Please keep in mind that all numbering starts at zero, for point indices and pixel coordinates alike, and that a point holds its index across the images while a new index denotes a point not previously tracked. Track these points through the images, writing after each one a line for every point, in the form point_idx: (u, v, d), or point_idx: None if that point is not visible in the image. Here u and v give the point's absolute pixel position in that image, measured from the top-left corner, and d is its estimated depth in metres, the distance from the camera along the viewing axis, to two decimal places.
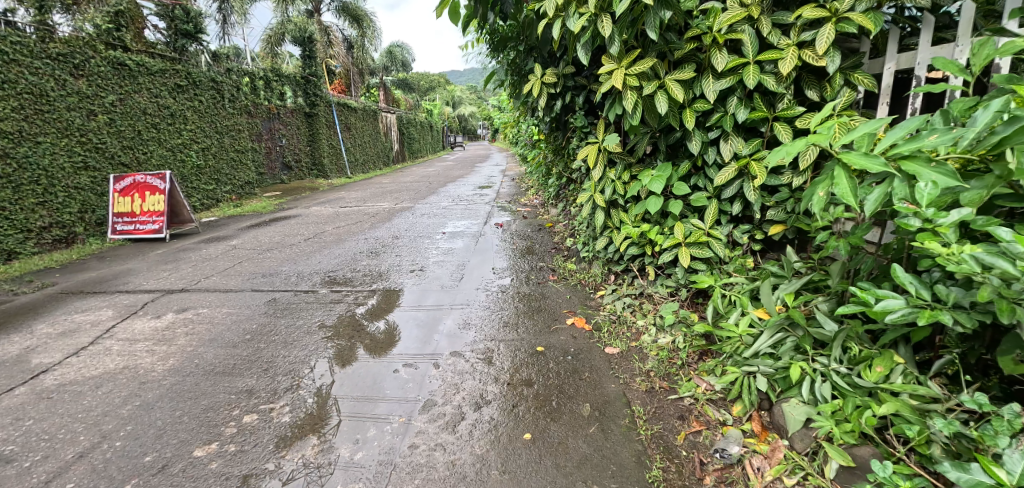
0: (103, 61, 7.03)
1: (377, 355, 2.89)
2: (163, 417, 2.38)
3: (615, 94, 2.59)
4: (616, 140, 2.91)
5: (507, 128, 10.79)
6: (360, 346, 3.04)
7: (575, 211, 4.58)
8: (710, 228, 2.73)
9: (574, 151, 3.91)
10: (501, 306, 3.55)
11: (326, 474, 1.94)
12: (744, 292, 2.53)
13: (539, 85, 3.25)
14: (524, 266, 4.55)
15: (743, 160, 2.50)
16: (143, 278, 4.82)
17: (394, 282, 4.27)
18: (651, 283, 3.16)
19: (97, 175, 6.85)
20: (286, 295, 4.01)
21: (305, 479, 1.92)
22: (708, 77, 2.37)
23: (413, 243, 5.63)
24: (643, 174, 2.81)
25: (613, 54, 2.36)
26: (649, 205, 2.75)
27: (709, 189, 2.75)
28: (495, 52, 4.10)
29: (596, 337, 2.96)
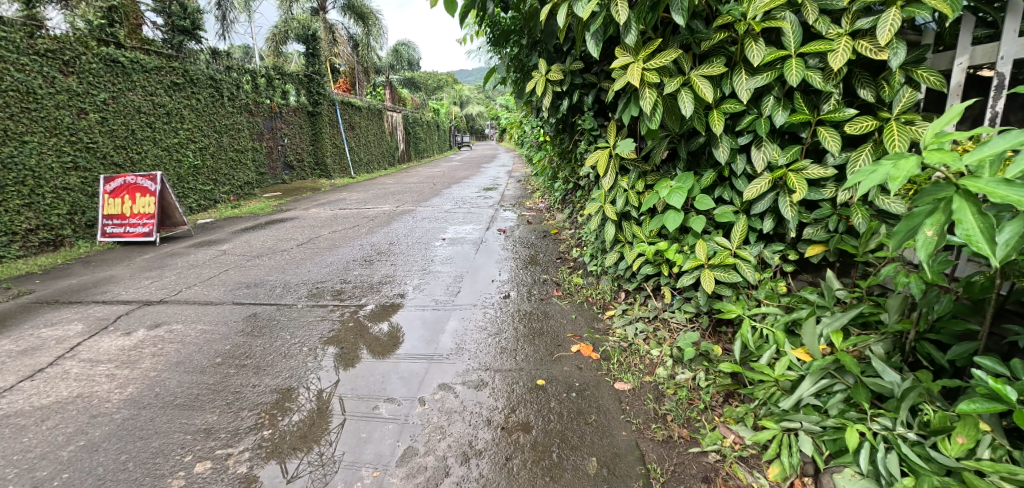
0: (95, 58, 6.77)
1: (382, 355, 2.87)
2: (106, 463, 2.06)
3: (629, 93, 2.23)
4: (631, 147, 2.55)
5: (513, 127, 10.44)
6: (364, 349, 3.01)
7: (582, 220, 4.24)
8: (737, 248, 2.38)
9: (583, 155, 3.57)
10: (499, 326, 3.21)
11: (331, 472, 1.95)
12: (778, 325, 2.20)
13: (544, 83, 2.92)
14: (526, 279, 4.20)
15: (779, 172, 2.17)
16: (121, 288, 4.51)
17: (385, 295, 3.93)
18: (667, 307, 2.81)
19: (88, 176, 6.61)
20: (269, 310, 3.69)
21: (309, 478, 1.91)
22: (741, 73, 2.04)
23: (411, 251, 5.31)
24: (660, 185, 2.47)
25: (628, 45, 2.01)
26: (667, 221, 2.40)
27: (736, 202, 2.40)
28: (496, 47, 3.75)
29: (604, 368, 2.62)
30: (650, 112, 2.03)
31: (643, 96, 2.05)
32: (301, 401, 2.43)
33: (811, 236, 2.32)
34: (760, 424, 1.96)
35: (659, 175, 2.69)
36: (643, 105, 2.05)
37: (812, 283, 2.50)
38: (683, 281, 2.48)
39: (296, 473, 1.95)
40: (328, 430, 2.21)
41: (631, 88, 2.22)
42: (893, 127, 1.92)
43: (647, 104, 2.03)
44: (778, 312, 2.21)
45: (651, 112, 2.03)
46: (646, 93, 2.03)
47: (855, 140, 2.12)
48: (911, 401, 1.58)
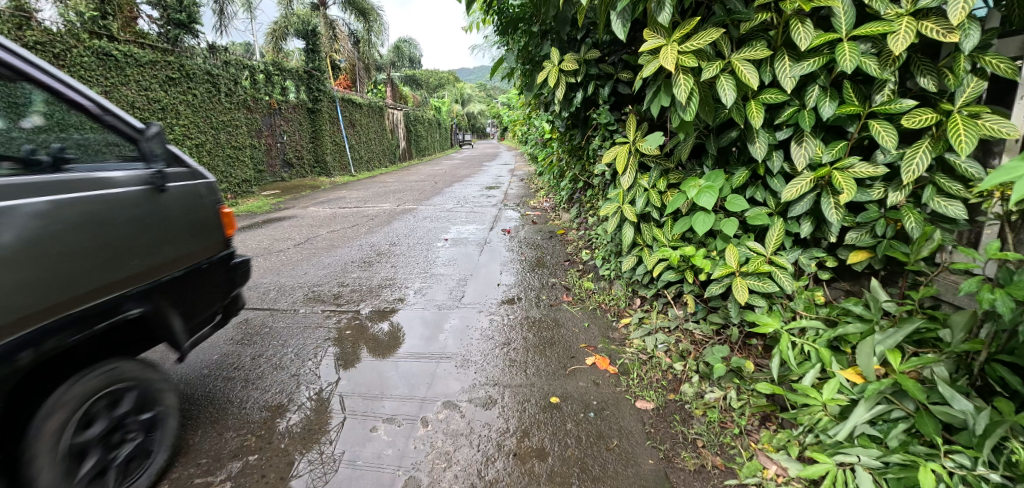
0: (87, 51, 6.53)
1: (382, 355, 2.79)
2: None
3: (657, 81, 2.01)
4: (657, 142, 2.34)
5: (517, 124, 10.21)
6: (363, 349, 2.89)
7: (593, 221, 4.02)
8: (772, 255, 2.17)
9: (596, 152, 3.35)
10: (507, 335, 2.99)
11: (331, 471, 1.90)
12: (821, 341, 1.98)
13: (557, 73, 2.71)
14: (534, 283, 3.99)
15: (823, 171, 1.96)
16: None
17: (385, 299, 3.71)
18: (691, 317, 2.60)
19: None
20: (261, 315, 3.46)
21: (310, 477, 1.87)
22: (784, 59, 1.82)
23: (412, 252, 5.09)
24: (687, 184, 2.25)
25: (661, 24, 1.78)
26: (695, 223, 2.18)
27: (771, 204, 2.19)
28: (503, 36, 3.52)
29: (623, 384, 2.40)
30: (685, 100, 1.81)
31: (677, 83, 1.83)
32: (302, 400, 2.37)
33: (854, 241, 2.10)
34: (806, 454, 1.76)
35: (683, 173, 2.48)
36: (676, 93, 1.84)
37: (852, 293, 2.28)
38: (711, 290, 2.26)
39: (297, 472, 1.90)
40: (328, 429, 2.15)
41: (659, 75, 2.00)
42: (958, 121, 1.69)
43: (682, 92, 1.82)
44: (820, 326, 1.99)
45: (685, 101, 1.81)
46: (681, 79, 1.81)
47: (909, 136, 1.91)
48: (997, 438, 1.40)
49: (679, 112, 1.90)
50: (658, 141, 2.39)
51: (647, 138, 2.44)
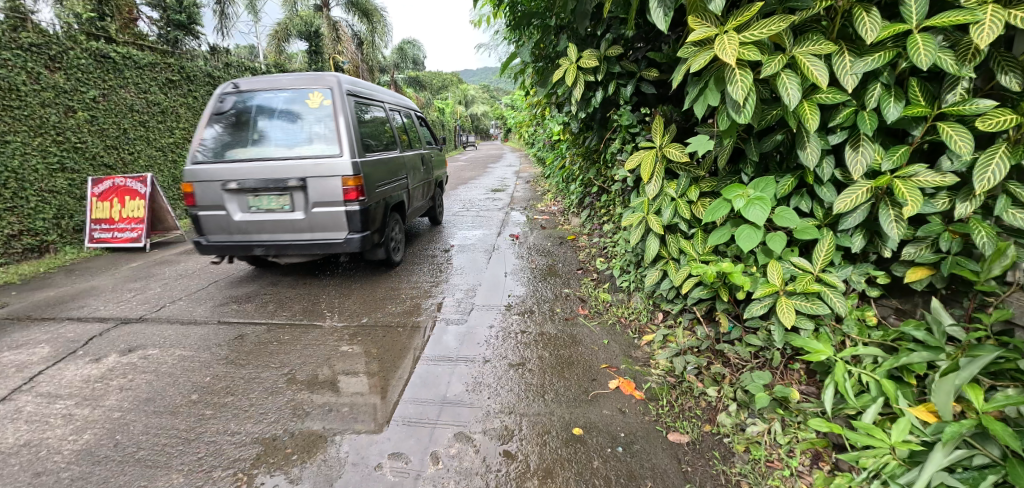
0: (85, 53, 6.30)
1: (388, 356, 2.81)
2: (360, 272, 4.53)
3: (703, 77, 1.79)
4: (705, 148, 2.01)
5: (522, 126, 9.96)
6: (370, 347, 2.95)
7: (609, 228, 3.81)
8: (821, 273, 1.95)
9: (616, 156, 3.14)
10: (521, 355, 2.77)
11: (338, 468, 1.93)
12: (880, 370, 1.76)
13: (574, 72, 2.51)
14: (547, 293, 3.77)
15: (883, 179, 1.75)
16: (100, 302, 4.06)
17: (389, 312, 3.49)
18: (724, 338, 2.38)
19: (76, 178, 6.15)
20: (258, 331, 3.24)
21: (313, 482, 1.87)
22: (845, 54, 1.64)
23: (418, 260, 4.88)
24: (729, 192, 2.05)
25: (712, 12, 1.60)
26: (740, 237, 1.98)
27: (819, 216, 1.99)
28: (516, 32, 3.31)
29: (653, 413, 2.18)
30: (743, 98, 1.60)
31: (731, 79, 1.63)
32: (308, 407, 2.34)
33: (912, 256, 1.88)
34: None
35: (717, 181, 2.27)
36: (731, 90, 1.63)
37: (906, 312, 2.05)
38: (753, 312, 2.02)
39: (303, 474, 1.91)
40: (330, 440, 2.10)
41: (706, 70, 1.78)
42: None
43: (739, 91, 1.61)
44: (880, 354, 1.78)
45: (743, 100, 1.61)
46: (738, 75, 1.61)
47: (980, 139, 1.69)
48: None
49: (731, 112, 1.69)
50: (702, 149, 2.04)
51: (691, 142, 2.12)
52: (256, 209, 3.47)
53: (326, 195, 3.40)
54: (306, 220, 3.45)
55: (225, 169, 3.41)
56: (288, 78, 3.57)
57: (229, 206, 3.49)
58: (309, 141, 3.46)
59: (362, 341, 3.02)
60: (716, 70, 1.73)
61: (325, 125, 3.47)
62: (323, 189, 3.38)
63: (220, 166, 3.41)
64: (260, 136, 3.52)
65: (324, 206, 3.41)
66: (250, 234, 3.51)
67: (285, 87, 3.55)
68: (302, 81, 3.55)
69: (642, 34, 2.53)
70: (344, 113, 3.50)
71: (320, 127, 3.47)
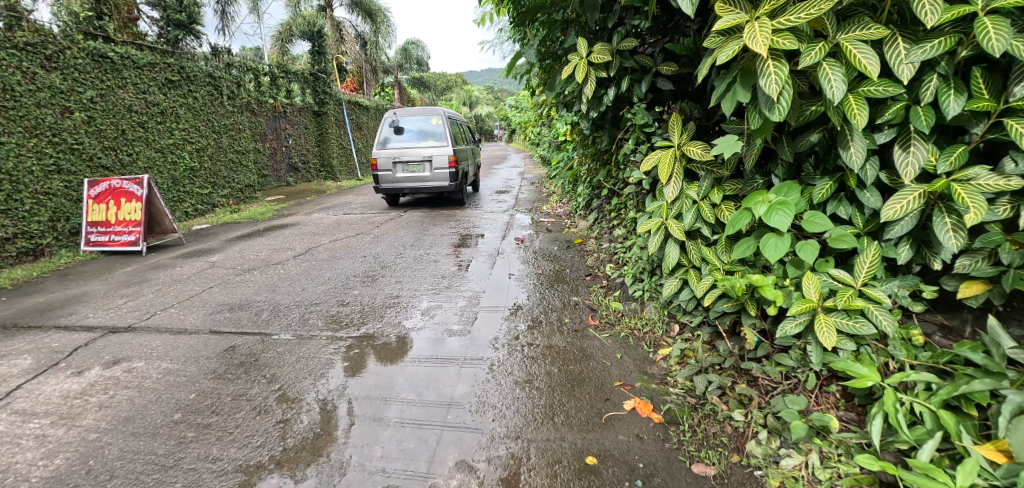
0: (81, 53, 6.17)
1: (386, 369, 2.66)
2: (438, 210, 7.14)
3: (731, 70, 1.59)
4: (732, 151, 1.80)
5: (528, 126, 9.77)
6: (369, 352, 2.88)
7: (621, 233, 3.62)
8: (863, 287, 1.76)
9: (629, 158, 2.96)
10: (528, 370, 2.59)
11: None
12: (935, 400, 1.56)
13: (584, 67, 2.34)
14: (555, 301, 3.59)
15: (939, 184, 1.55)
16: (89, 309, 3.89)
17: (388, 322, 3.30)
18: (750, 356, 2.18)
19: (72, 180, 6.01)
20: (250, 341, 3.06)
21: None
22: (898, 41, 1.45)
23: (420, 265, 4.70)
24: (749, 199, 1.86)
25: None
26: (764, 248, 1.79)
27: (858, 224, 1.79)
28: (522, 28, 3.12)
29: (673, 439, 2.00)
30: (779, 93, 1.40)
31: (763, 72, 1.43)
32: (298, 429, 2.17)
33: (966, 269, 1.67)
34: None
35: (741, 184, 2.07)
36: (763, 84, 1.43)
37: (949, 330, 1.82)
38: (786, 332, 1.82)
39: None
40: (320, 470, 1.92)
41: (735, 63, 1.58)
42: None
43: (773, 85, 1.41)
44: (935, 380, 1.57)
45: (778, 95, 1.40)
46: (773, 67, 1.41)
47: None
48: None
49: (764, 109, 1.49)
50: (728, 150, 1.83)
51: (716, 143, 1.91)
52: (405, 170, 7.17)
53: (442, 163, 7.15)
54: (431, 175, 7.17)
55: (392, 153, 7.20)
56: (420, 111, 7.52)
57: (393, 169, 7.20)
58: (431, 139, 7.27)
59: (362, 345, 2.96)
60: (746, 61, 1.53)
61: (439, 131, 7.33)
62: (439, 161, 7.12)
63: (389, 149, 7.20)
64: (407, 136, 7.31)
65: (439, 170, 7.21)
66: (402, 184, 7.22)
67: (418, 116, 7.52)
68: (425, 111, 7.47)
69: (658, 25, 2.34)
70: (448, 126, 7.41)
71: (436, 132, 7.33)
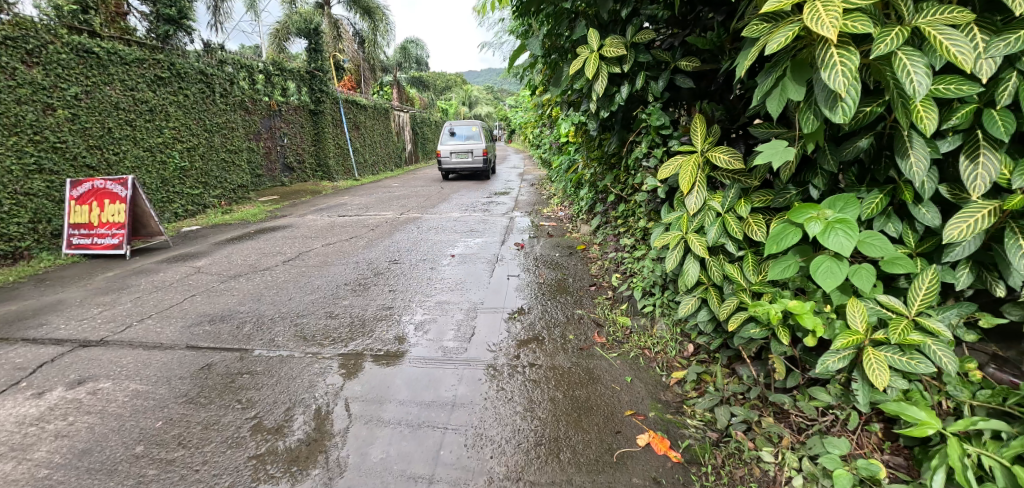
0: (65, 48, 5.92)
1: (376, 390, 2.45)
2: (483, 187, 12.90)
3: (778, 63, 1.36)
4: (783, 159, 1.51)
5: (528, 127, 9.54)
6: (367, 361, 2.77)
7: (629, 242, 3.41)
8: (918, 318, 1.56)
9: (640, 163, 2.75)
10: (532, 396, 2.36)
11: None
12: (1009, 454, 1.34)
13: (595, 62, 2.14)
14: (557, 314, 3.37)
15: (1013, 202, 1.33)
16: (62, 319, 3.63)
17: (379, 338, 3.05)
18: (778, 386, 2.00)
19: (55, 180, 5.76)
20: (228, 359, 2.81)
21: None
22: (974, 31, 1.24)
23: (415, 272, 4.47)
24: (797, 213, 1.65)
25: None
26: (815, 273, 1.60)
27: (911, 245, 1.59)
28: (527, 21, 2.89)
29: (695, 484, 1.79)
30: (847, 87, 1.18)
31: (826, 63, 1.21)
32: (275, 468, 1.94)
33: None
34: None
35: (771, 194, 1.85)
36: (827, 78, 1.21)
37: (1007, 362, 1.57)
38: (830, 368, 1.62)
39: None
40: None
41: (785, 52, 1.36)
42: None
43: (839, 78, 1.19)
44: (1008, 431, 1.36)
45: (846, 91, 1.19)
46: (839, 56, 1.19)
47: None
48: None
49: (822, 108, 1.28)
50: (774, 158, 1.55)
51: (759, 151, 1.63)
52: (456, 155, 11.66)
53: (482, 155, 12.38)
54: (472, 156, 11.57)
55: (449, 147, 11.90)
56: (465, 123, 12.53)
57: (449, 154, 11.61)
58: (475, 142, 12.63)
59: (356, 359, 2.78)
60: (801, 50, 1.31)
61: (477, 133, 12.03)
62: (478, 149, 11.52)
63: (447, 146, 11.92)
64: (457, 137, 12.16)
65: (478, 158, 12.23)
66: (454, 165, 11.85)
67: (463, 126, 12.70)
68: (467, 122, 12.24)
69: (677, 17, 2.15)
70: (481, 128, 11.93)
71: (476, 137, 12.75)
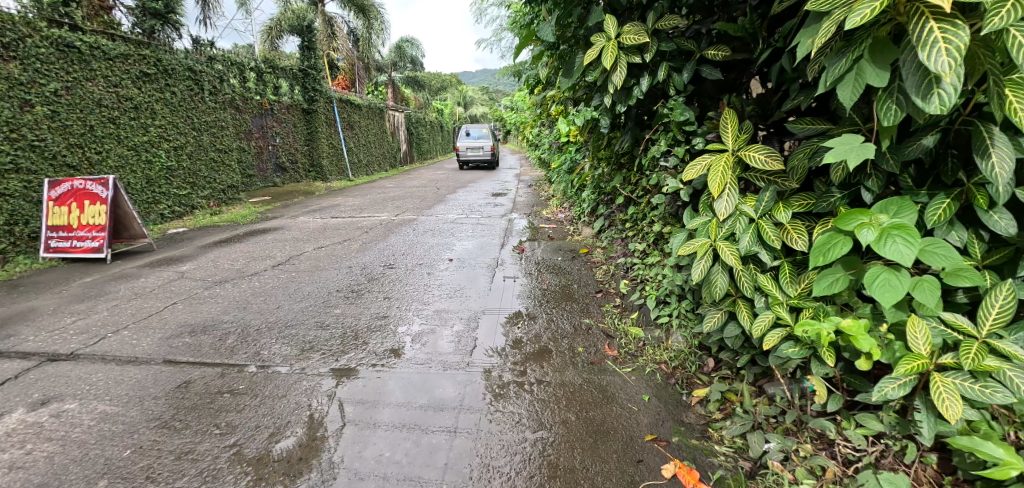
0: (44, 42, 5.65)
1: (373, 411, 2.24)
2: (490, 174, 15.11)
3: (853, 44, 1.25)
4: (863, 157, 1.26)
5: (525, 127, 9.36)
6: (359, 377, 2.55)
7: (640, 247, 3.22)
8: (990, 339, 1.36)
9: (657, 163, 2.55)
10: (543, 417, 2.16)
11: None
12: None
13: (614, 51, 1.96)
14: (564, 323, 3.18)
15: None
16: (32, 329, 3.37)
17: (372, 351, 2.82)
18: (818, 410, 1.82)
19: (32, 180, 5.48)
20: (209, 375, 2.58)
21: None
22: None
23: (411, 277, 4.26)
24: (847, 219, 1.45)
25: None
26: (870, 287, 1.40)
27: (976, 256, 1.41)
28: (534, 9, 2.69)
29: None
30: (951, 71, 1.07)
31: (925, 42, 1.10)
32: None
33: None
34: None
35: (812, 198, 1.66)
36: (926, 59, 1.10)
37: None
38: (889, 395, 1.45)
39: None
40: None
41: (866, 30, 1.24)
42: None
43: (941, 60, 1.08)
44: None
45: (950, 75, 1.07)
46: (943, 32, 1.08)
47: None
48: None
49: (912, 94, 1.16)
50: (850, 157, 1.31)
51: (830, 147, 1.40)
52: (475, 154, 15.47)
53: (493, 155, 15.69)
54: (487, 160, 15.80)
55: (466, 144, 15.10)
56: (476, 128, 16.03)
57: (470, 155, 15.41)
58: None
59: (349, 374, 2.56)
60: (887, 29, 1.19)
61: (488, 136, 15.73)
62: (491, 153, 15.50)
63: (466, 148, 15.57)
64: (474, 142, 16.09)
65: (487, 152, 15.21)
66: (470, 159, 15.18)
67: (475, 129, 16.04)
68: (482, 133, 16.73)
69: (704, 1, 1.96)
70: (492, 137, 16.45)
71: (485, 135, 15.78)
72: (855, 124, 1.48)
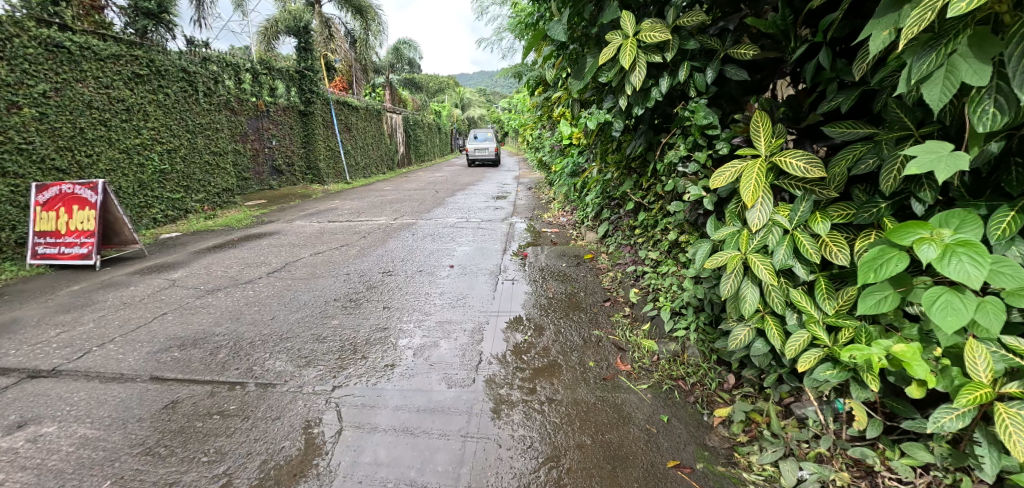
0: (33, 42, 5.49)
1: (373, 433, 2.09)
2: None
3: (942, 37, 1.15)
4: (957, 168, 1.11)
5: (525, 130, 9.25)
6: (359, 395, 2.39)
7: (652, 255, 3.10)
8: None
9: (673, 168, 2.41)
10: (556, 441, 2.02)
11: None
12: None
13: (633, 49, 1.82)
14: (573, 334, 3.04)
15: None
16: (13, 343, 3.21)
17: (372, 366, 2.67)
18: (854, 435, 1.68)
19: (19, 184, 5.31)
20: (197, 395, 2.42)
21: None
22: None
23: (412, 285, 4.11)
24: (901, 233, 1.32)
25: None
26: (929, 309, 1.27)
27: None
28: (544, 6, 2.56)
29: None
30: None
31: None
32: None
33: None
34: None
35: (852, 208, 1.53)
36: None
37: None
38: (945, 427, 1.33)
39: None
40: None
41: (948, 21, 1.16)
42: None
43: None
44: None
45: None
46: None
47: None
48: None
49: (1020, 93, 1.07)
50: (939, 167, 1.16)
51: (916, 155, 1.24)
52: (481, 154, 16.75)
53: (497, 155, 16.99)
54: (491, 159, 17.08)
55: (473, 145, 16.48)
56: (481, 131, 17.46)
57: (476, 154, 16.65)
58: None
59: (348, 392, 2.41)
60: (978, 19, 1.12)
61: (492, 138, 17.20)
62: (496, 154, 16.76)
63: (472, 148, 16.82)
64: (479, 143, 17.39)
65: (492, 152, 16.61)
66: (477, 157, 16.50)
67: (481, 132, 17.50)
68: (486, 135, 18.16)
69: None
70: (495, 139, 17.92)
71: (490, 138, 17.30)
72: (906, 129, 1.35)
